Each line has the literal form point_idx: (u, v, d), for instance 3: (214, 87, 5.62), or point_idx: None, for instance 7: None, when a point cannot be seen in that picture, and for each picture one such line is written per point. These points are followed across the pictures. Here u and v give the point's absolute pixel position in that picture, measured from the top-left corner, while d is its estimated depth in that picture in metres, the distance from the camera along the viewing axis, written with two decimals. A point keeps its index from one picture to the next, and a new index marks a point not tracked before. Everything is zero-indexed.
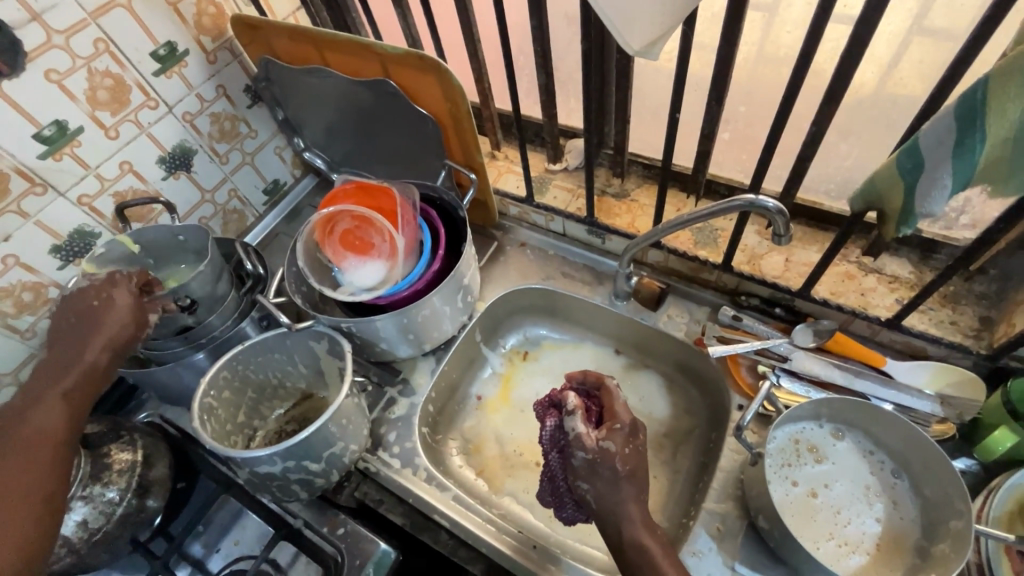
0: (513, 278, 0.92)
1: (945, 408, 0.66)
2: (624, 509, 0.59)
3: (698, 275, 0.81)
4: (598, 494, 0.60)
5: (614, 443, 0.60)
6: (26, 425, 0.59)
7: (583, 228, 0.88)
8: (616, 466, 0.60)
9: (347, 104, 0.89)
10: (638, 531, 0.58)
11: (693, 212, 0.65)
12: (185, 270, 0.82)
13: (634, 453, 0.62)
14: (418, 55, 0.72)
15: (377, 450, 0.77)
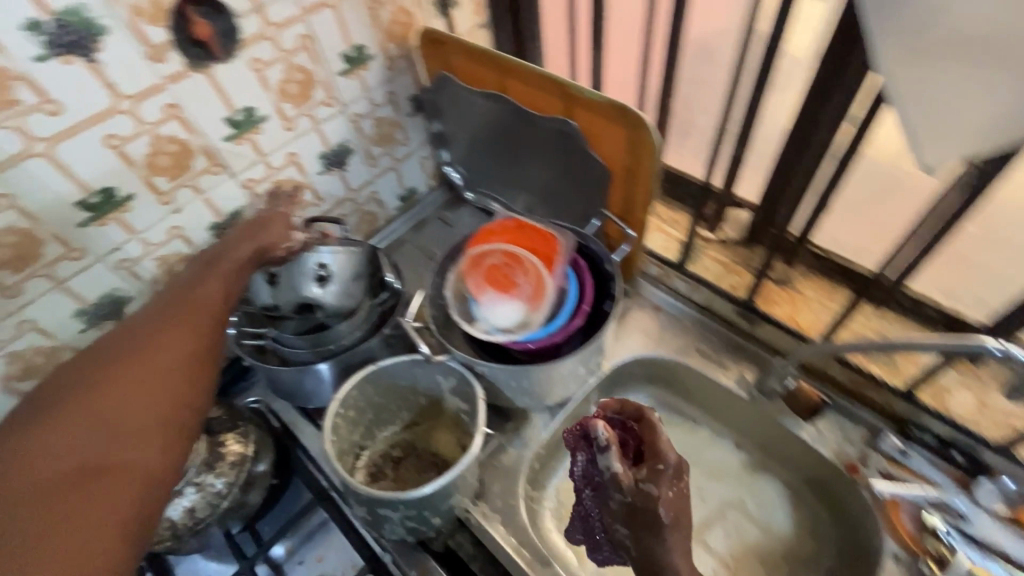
0: (641, 342, 0.86)
1: None
2: (669, 560, 0.54)
3: (861, 392, 0.72)
4: (638, 540, 0.57)
5: (655, 486, 0.55)
6: (192, 298, 0.64)
7: (733, 309, 0.82)
8: (659, 512, 0.55)
9: (513, 133, 0.86)
10: None
11: (898, 340, 0.57)
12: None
13: (679, 496, 0.56)
14: (620, 106, 0.67)
15: (479, 501, 0.72)
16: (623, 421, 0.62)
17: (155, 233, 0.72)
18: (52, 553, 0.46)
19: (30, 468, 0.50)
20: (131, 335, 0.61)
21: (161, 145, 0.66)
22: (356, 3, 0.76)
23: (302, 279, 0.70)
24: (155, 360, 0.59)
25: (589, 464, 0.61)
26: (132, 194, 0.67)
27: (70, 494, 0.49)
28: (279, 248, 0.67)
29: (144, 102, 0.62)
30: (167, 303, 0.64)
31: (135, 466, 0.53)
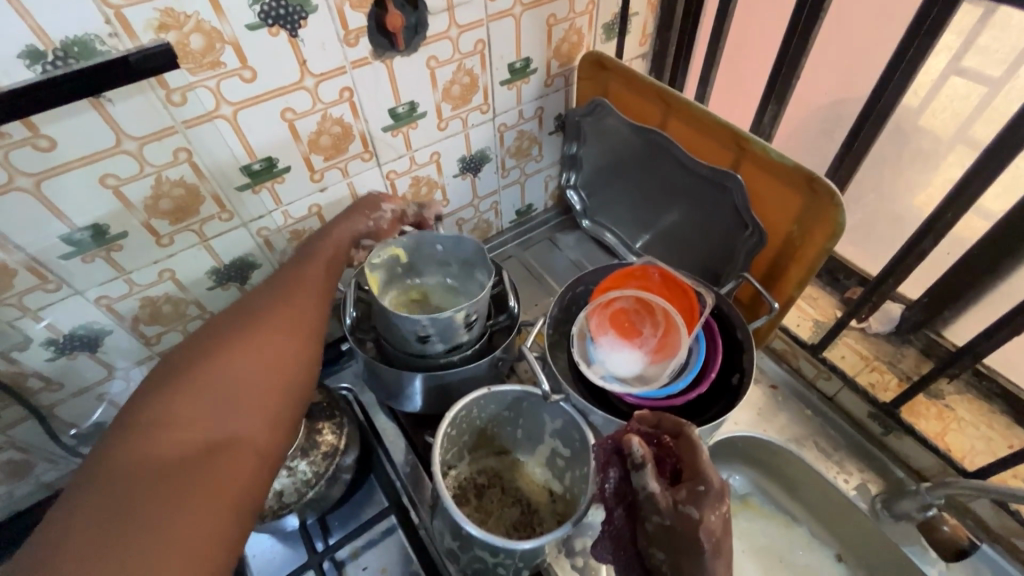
0: (753, 419, 0.79)
1: None
2: None
3: (1011, 540, 0.65)
4: (676, 564, 0.51)
5: (695, 509, 0.50)
6: (296, 281, 0.65)
7: (866, 408, 0.74)
8: (699, 538, 0.49)
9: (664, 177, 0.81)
10: None
11: None
12: (431, 293, 0.79)
13: (722, 520, 0.50)
14: (810, 175, 0.61)
15: (559, 552, 0.67)
16: (660, 438, 0.56)
17: (297, 208, 0.71)
18: (169, 527, 0.45)
19: (152, 439, 0.50)
20: (237, 317, 0.61)
21: (327, 125, 0.66)
22: (537, 17, 0.74)
23: (449, 326, 0.66)
24: (263, 339, 0.59)
25: (622, 482, 0.56)
26: (289, 167, 0.67)
27: (187, 468, 0.49)
28: (367, 220, 0.71)
29: (326, 82, 0.62)
30: (271, 290, 0.64)
31: (246, 441, 0.53)
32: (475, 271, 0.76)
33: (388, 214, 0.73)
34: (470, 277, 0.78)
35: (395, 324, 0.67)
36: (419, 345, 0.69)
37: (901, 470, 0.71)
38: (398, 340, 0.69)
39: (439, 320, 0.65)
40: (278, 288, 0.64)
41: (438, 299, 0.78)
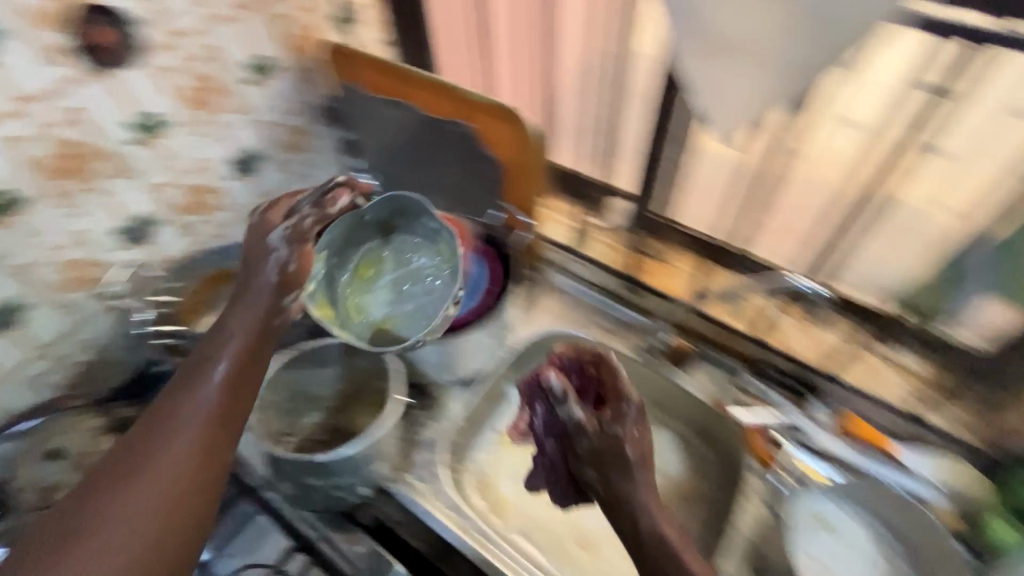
0: (545, 317, 0.94)
1: (954, 500, 0.71)
2: (636, 495, 0.56)
3: (722, 340, 0.87)
4: (607, 481, 0.59)
5: (620, 427, 0.59)
6: (186, 408, 0.53)
7: (618, 281, 0.95)
8: (627, 452, 0.58)
9: (410, 159, 0.96)
10: (650, 516, 0.56)
11: None
12: (387, 261, 0.79)
13: (645, 437, 0.60)
14: (506, 108, 0.80)
15: (403, 471, 0.78)
16: (581, 369, 0.66)
17: (55, 237, 0.71)
18: None
19: None
20: (107, 472, 0.49)
21: (59, 149, 0.67)
22: (259, 17, 0.80)
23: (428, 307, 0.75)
24: (120, 518, 0.46)
25: (547, 415, 0.65)
26: (31, 197, 0.67)
27: None
28: (269, 267, 0.64)
29: (40, 106, 0.64)
30: (144, 426, 0.52)
31: None
32: (420, 214, 0.77)
33: (281, 242, 0.65)
34: (414, 219, 0.78)
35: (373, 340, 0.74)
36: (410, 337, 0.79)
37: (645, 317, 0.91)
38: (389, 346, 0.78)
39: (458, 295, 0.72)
40: (161, 426, 0.51)
41: (391, 256, 0.79)
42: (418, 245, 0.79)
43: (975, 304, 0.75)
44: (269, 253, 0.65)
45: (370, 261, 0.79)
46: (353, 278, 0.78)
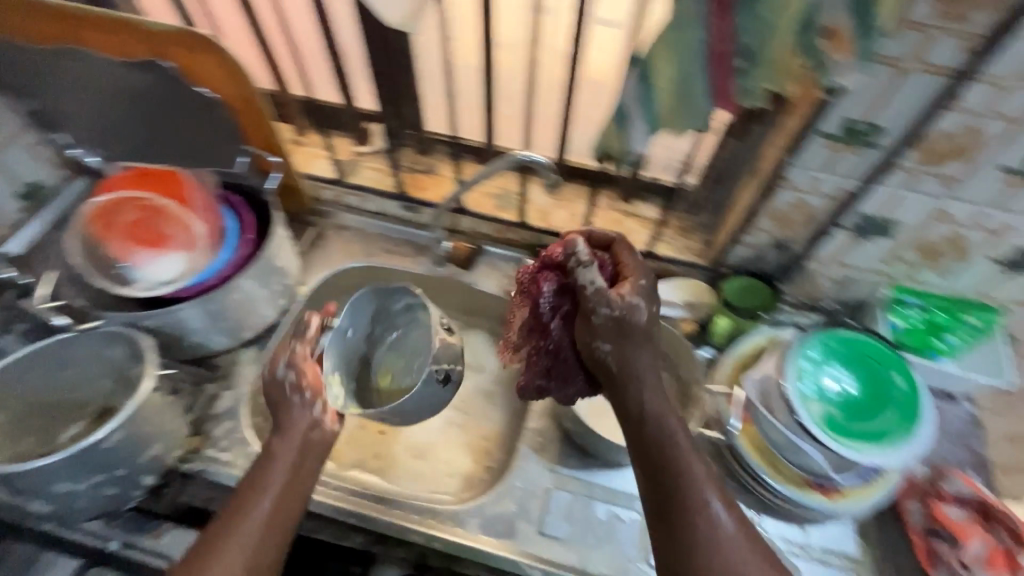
0: (334, 259, 0.96)
1: (689, 310, 0.84)
2: (647, 373, 0.57)
3: (504, 236, 0.94)
4: (619, 352, 0.58)
5: (641, 300, 0.58)
6: (236, 545, 0.54)
7: (398, 205, 0.96)
8: (642, 322, 0.58)
9: (106, 113, 0.78)
10: (661, 401, 0.57)
11: (474, 177, 0.78)
12: (387, 361, 0.84)
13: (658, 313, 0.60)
14: (216, 45, 0.71)
15: (203, 448, 0.74)
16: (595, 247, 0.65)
17: None
18: None
19: None
20: None
21: None
22: None
23: (400, 358, 0.83)
24: None
25: (557, 293, 0.63)
26: None
27: None
28: (289, 376, 0.64)
29: None
30: (277, 528, 0.56)
31: None
32: (388, 302, 0.80)
33: (287, 368, 0.64)
34: (384, 313, 0.82)
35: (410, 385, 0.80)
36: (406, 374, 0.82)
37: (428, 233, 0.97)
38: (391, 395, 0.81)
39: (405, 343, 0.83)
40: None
41: (393, 353, 0.84)
42: (407, 318, 0.82)
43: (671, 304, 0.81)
44: (281, 383, 0.64)
45: (387, 366, 0.84)
46: (376, 390, 0.82)
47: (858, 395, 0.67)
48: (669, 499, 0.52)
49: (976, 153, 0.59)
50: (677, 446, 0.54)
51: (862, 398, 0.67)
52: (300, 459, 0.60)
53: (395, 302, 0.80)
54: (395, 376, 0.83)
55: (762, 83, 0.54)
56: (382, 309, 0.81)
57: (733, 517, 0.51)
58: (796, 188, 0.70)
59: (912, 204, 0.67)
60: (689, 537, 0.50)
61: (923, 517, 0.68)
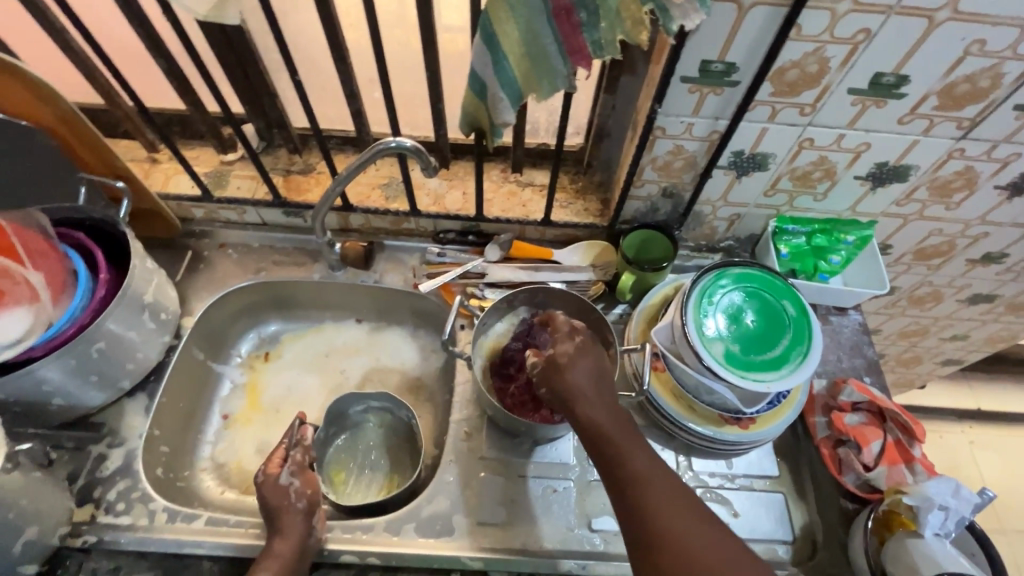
0: (220, 281, 0.88)
1: (597, 271, 0.86)
2: (579, 389, 0.63)
3: (401, 227, 0.90)
4: (551, 384, 0.64)
5: (560, 339, 0.67)
6: None
7: (278, 212, 0.88)
8: (565, 357, 0.65)
9: None
10: (605, 415, 0.62)
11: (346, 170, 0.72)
12: (341, 459, 0.84)
13: (583, 343, 0.67)
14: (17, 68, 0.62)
15: (97, 516, 0.68)
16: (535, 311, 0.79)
17: None
18: None
19: None
20: None
21: None
22: None
23: (363, 457, 0.84)
24: None
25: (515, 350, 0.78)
26: None
27: None
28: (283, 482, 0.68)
29: None
30: None
31: None
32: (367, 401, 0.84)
33: (290, 477, 0.69)
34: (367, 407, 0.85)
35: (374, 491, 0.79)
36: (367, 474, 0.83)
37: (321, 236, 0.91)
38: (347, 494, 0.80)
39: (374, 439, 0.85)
40: None
41: (345, 451, 0.84)
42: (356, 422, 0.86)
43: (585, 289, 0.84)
44: (285, 490, 0.68)
45: (339, 464, 0.83)
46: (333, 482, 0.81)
47: (753, 326, 0.68)
48: (643, 527, 0.56)
49: (823, 78, 0.61)
50: (642, 480, 0.58)
51: (758, 328, 0.67)
52: (299, 553, 0.64)
53: (353, 406, 0.84)
54: (350, 474, 0.83)
55: (609, 33, 0.53)
56: (339, 414, 0.83)
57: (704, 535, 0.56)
58: (670, 135, 0.70)
59: (777, 135, 0.69)
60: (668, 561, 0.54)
61: (827, 427, 0.73)
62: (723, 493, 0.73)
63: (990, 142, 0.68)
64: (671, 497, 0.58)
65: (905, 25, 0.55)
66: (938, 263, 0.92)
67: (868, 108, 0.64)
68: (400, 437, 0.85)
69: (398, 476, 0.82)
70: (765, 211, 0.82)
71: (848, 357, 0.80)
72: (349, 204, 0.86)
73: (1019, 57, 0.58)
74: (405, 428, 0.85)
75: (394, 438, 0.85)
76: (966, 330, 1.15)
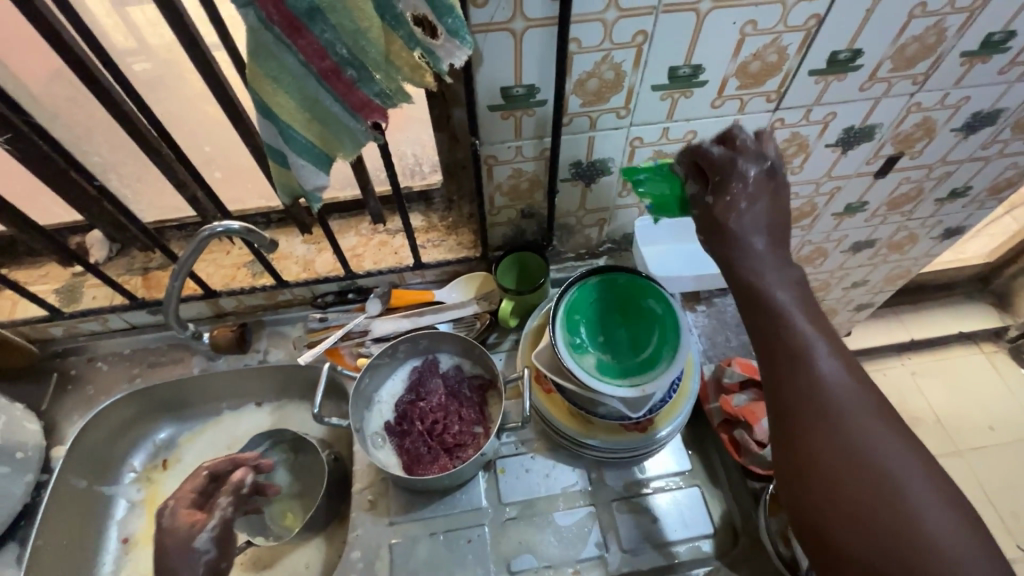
0: (90, 399, 0.83)
1: (481, 303, 0.84)
2: (778, 289, 0.51)
3: (277, 300, 0.87)
4: (709, 239, 0.57)
5: (744, 169, 0.55)
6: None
7: (142, 313, 0.84)
8: (745, 202, 0.54)
9: None
10: (813, 349, 0.48)
11: (184, 261, 0.69)
12: (279, 504, 0.83)
13: (769, 183, 0.55)
14: None
15: None
16: (422, 367, 0.79)
17: None
18: None
19: None
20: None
21: None
22: None
23: (293, 487, 0.85)
24: None
25: (412, 408, 0.76)
26: None
27: None
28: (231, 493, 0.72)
29: None
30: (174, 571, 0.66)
31: None
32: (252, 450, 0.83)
33: (211, 544, 0.67)
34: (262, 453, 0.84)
35: (310, 499, 0.83)
36: (303, 494, 0.84)
37: (197, 326, 0.87)
38: (298, 518, 0.82)
39: (291, 466, 0.85)
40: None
41: (278, 498, 0.84)
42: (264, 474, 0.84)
43: (461, 319, 0.84)
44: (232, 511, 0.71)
45: (281, 508, 0.83)
46: (285, 523, 0.82)
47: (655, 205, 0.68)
48: (808, 460, 0.45)
49: (623, 82, 0.63)
50: (816, 368, 0.47)
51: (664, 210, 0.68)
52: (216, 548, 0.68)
53: None
54: (292, 506, 0.83)
55: (389, 82, 0.52)
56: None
57: (907, 454, 0.44)
58: (504, 161, 0.70)
59: (607, 140, 0.70)
60: (804, 430, 0.46)
61: (720, 412, 0.73)
62: (640, 501, 0.72)
63: (803, 107, 0.71)
64: (850, 386, 0.47)
65: (675, 20, 0.57)
66: (809, 223, 0.95)
67: (678, 99, 0.66)
68: (308, 454, 0.86)
69: (317, 486, 0.84)
70: (627, 210, 0.83)
71: (735, 335, 0.82)
72: (214, 288, 0.83)
73: (793, 28, 0.60)
74: (303, 446, 0.85)
75: (303, 462, 0.86)
76: (864, 275, 1.19)
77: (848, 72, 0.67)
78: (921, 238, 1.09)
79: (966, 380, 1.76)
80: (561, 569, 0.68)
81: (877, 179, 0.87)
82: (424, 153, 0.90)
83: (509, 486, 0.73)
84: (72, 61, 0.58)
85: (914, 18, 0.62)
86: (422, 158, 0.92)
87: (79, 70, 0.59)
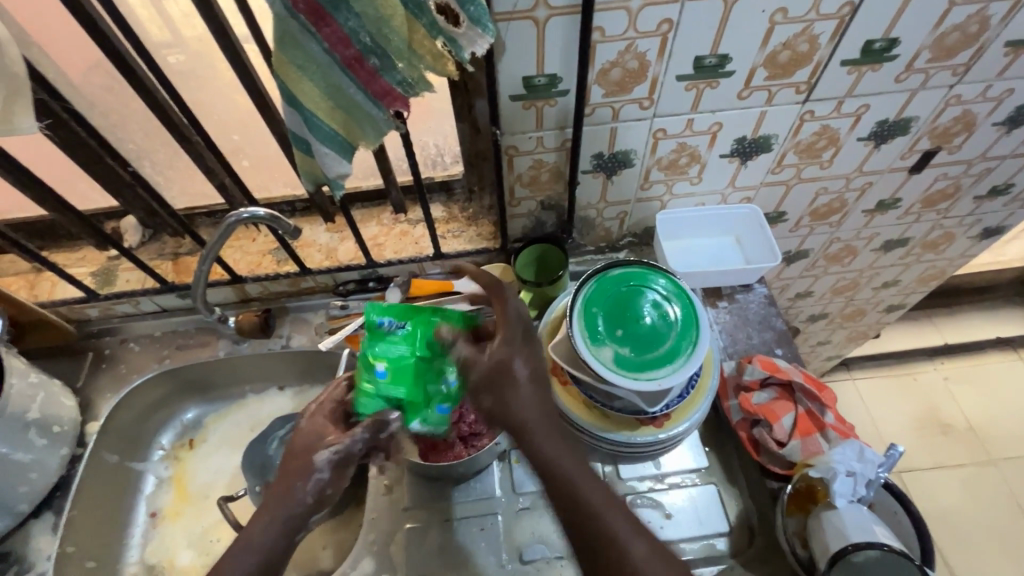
0: (122, 379, 0.86)
1: None
2: (560, 452, 0.57)
3: (300, 287, 0.89)
4: (498, 402, 0.59)
5: (509, 341, 0.61)
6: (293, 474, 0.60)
7: (172, 296, 0.86)
8: (517, 368, 0.60)
9: None
10: (608, 518, 0.54)
11: (210, 247, 0.71)
12: None
13: (530, 354, 0.62)
14: None
15: None
16: None
17: None
18: None
19: None
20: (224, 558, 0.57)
21: None
22: None
23: None
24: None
25: None
26: None
27: None
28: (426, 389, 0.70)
29: None
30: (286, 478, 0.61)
31: None
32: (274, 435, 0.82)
33: (327, 465, 0.61)
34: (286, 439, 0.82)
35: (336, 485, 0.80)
36: None
37: (224, 311, 0.90)
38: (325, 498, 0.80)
39: None
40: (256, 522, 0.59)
41: None
42: None
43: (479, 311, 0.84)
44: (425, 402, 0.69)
45: None
46: None
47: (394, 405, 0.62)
48: None
49: (647, 72, 0.62)
50: (625, 552, 0.52)
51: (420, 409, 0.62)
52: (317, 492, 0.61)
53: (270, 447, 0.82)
54: None
55: (411, 71, 0.52)
56: (267, 463, 0.81)
57: None
58: (525, 152, 0.70)
59: (629, 132, 0.69)
60: None
61: (739, 409, 0.72)
62: (655, 496, 0.71)
63: (835, 99, 0.68)
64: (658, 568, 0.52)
65: (701, 8, 0.56)
66: (838, 219, 0.93)
67: (704, 90, 0.65)
68: None
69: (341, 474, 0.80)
70: (649, 203, 0.82)
71: (757, 333, 0.81)
72: (240, 275, 0.85)
73: (825, 17, 0.58)
74: None
75: None
76: (895, 274, 1.15)
77: (883, 62, 0.64)
78: (957, 238, 1.04)
79: (1002, 387, 1.69)
80: (573, 561, 0.68)
81: (912, 175, 0.84)
82: (446, 144, 0.91)
83: (523, 476, 0.73)
84: (108, 50, 0.60)
85: (955, 6, 0.59)
86: (444, 148, 0.92)
87: (115, 58, 0.61)
